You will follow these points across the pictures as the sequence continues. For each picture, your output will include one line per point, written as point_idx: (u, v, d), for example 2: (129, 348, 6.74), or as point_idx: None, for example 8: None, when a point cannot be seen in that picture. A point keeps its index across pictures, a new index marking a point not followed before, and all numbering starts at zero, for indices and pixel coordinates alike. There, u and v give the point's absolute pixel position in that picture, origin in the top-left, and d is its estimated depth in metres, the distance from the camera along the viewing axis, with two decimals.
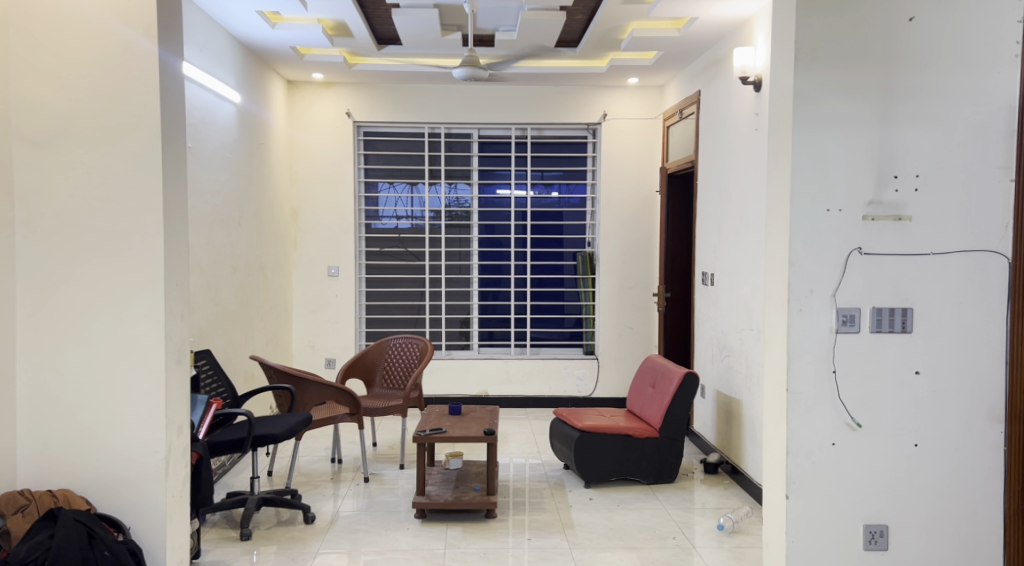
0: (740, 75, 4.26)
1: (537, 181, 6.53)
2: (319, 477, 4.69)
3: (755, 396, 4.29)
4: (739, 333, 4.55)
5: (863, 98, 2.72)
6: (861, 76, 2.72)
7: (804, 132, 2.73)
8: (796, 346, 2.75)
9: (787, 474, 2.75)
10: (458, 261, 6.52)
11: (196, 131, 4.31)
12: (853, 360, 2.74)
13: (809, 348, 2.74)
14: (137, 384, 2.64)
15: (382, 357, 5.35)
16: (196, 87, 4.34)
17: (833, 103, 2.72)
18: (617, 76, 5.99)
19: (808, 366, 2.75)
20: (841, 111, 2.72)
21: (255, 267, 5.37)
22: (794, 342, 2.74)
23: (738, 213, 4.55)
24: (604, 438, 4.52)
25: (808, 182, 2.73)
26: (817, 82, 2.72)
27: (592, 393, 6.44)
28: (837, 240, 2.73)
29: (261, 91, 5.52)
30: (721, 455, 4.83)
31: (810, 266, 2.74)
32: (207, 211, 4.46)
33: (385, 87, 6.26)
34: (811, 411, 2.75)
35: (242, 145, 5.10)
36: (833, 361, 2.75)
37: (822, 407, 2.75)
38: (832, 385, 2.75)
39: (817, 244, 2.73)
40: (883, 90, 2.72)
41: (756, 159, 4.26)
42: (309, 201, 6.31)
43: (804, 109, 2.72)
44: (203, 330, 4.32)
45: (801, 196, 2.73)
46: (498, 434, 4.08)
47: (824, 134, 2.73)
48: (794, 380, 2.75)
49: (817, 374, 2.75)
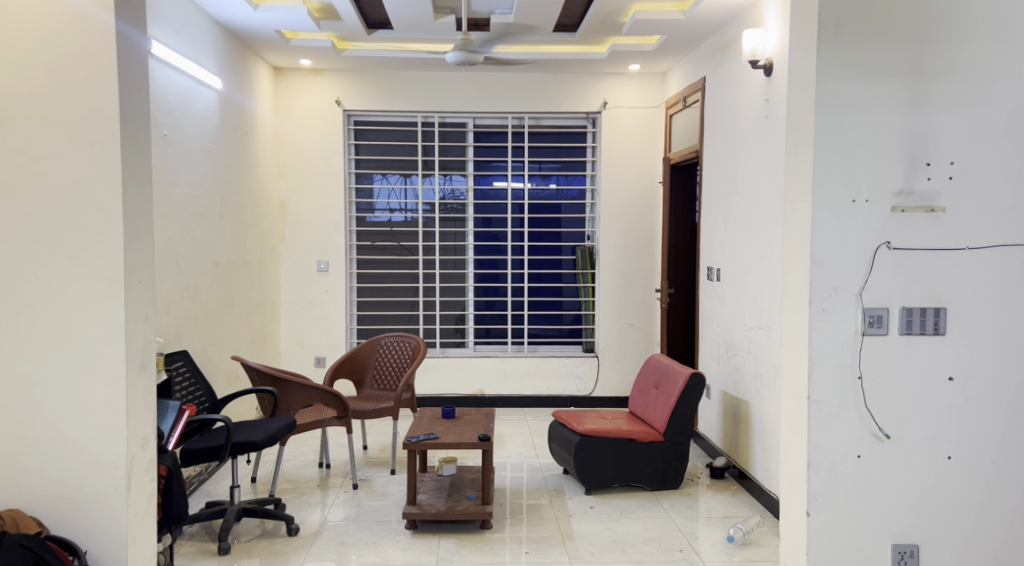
0: (750, 59, 4.02)
1: (535, 172, 6.28)
2: (305, 483, 4.46)
3: (765, 398, 4.06)
4: (747, 330, 4.32)
5: (894, 77, 2.48)
6: (891, 53, 2.48)
7: (828, 115, 2.49)
8: (819, 350, 2.52)
9: (808, 489, 2.53)
10: (453, 255, 6.28)
11: (172, 118, 4.06)
12: (881, 365, 2.51)
13: (832, 352, 2.52)
14: (94, 394, 2.40)
15: (373, 356, 5.11)
16: (172, 71, 4.08)
17: (860, 83, 2.48)
18: (617, 62, 5.74)
19: (831, 371, 2.52)
20: (869, 92, 2.48)
21: (239, 262, 5.12)
22: (817, 345, 2.51)
23: (746, 205, 4.32)
24: (606, 443, 4.29)
25: (832, 170, 2.49)
26: (841, 60, 2.48)
27: (591, 392, 6.21)
28: (863, 234, 2.50)
29: (245, 77, 5.27)
30: (728, 459, 4.61)
31: (835, 262, 2.50)
32: (184, 203, 4.22)
33: (376, 74, 6.01)
34: (835, 420, 2.53)
35: (223, 134, 4.85)
36: (859, 367, 2.51)
37: (846, 416, 2.53)
38: (857, 392, 2.52)
39: (842, 239, 2.50)
40: (915, 68, 2.48)
41: (767, 148, 4.02)
42: (297, 193, 6.06)
43: (827, 91, 2.48)
44: (179, 329, 4.07)
45: (824, 186, 2.50)
46: (494, 440, 3.85)
47: (850, 115, 2.49)
48: (816, 388, 2.52)
49: (840, 380, 2.52)
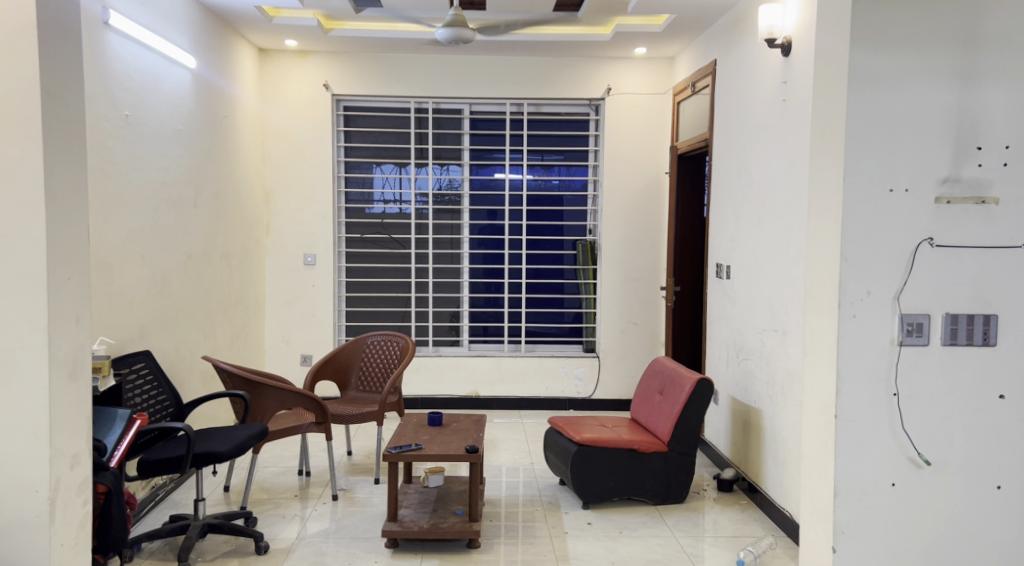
0: (766, 37, 3.65)
1: (535, 162, 5.94)
2: (282, 493, 4.14)
3: (780, 408, 3.73)
4: (759, 333, 4.01)
5: (936, 55, 2.23)
6: (931, 27, 2.22)
7: (863, 95, 2.24)
8: (849, 360, 2.26)
9: (835, 521, 2.27)
10: (449, 249, 5.94)
11: (137, 97, 3.74)
12: (920, 379, 2.25)
13: (864, 362, 2.26)
14: (13, 406, 2.08)
15: (359, 356, 4.79)
16: (136, 47, 3.74)
17: (900, 55, 2.23)
18: (623, 45, 5.40)
19: (863, 385, 2.26)
20: (911, 63, 2.23)
21: (217, 254, 4.80)
22: (847, 354, 2.26)
23: (761, 196, 3.98)
24: (605, 453, 3.97)
25: (864, 159, 2.24)
26: (880, 30, 2.23)
27: (592, 394, 5.89)
28: (902, 230, 2.24)
29: (225, 57, 4.95)
30: (737, 470, 4.28)
31: (869, 261, 2.25)
32: (152, 189, 3.90)
33: (367, 57, 5.68)
34: (865, 442, 2.27)
35: (199, 118, 4.52)
36: (895, 381, 2.25)
37: (879, 437, 2.27)
38: (893, 409, 2.26)
39: (877, 237, 2.24)
40: (965, 35, 2.22)
41: (785, 136, 3.68)
42: (283, 182, 5.72)
43: (862, 66, 2.24)
44: (143, 327, 3.76)
45: (858, 174, 2.24)
46: (482, 452, 3.52)
47: (885, 98, 2.24)
48: (843, 402, 2.26)
49: (873, 396, 2.26)
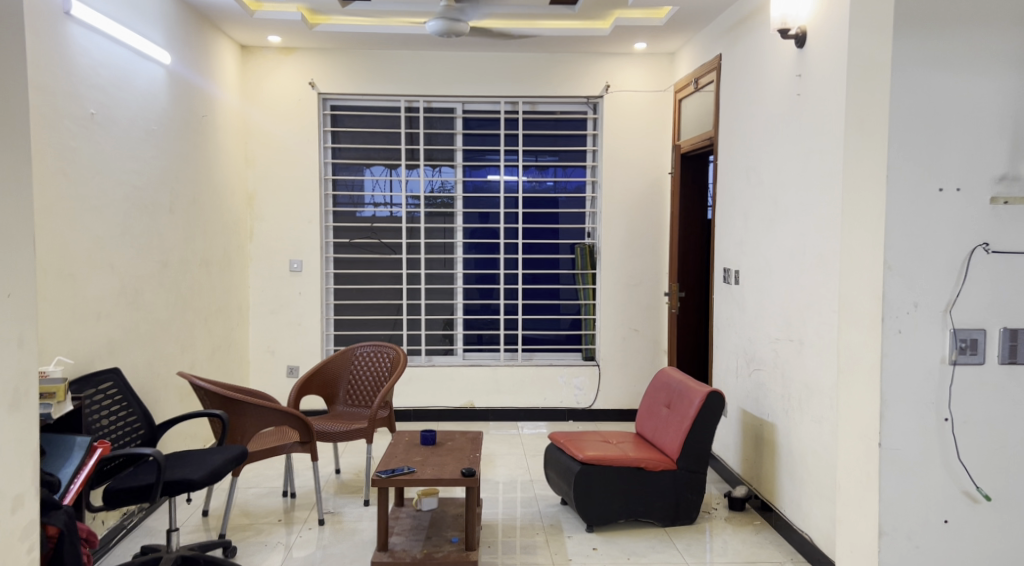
0: (779, 28, 3.39)
1: (530, 163, 5.67)
2: (265, 518, 3.87)
3: (796, 423, 3.49)
4: (772, 343, 3.76)
5: (988, 44, 2.20)
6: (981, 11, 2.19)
7: (908, 91, 2.20)
8: (895, 379, 2.23)
9: (882, 563, 2.27)
10: (441, 254, 5.68)
11: (105, 94, 3.48)
12: (972, 397, 2.24)
13: (914, 378, 2.23)
14: None
15: (347, 368, 4.53)
16: (104, 41, 3.49)
17: (940, 38, 2.20)
18: (622, 40, 5.16)
19: (909, 401, 2.24)
20: (959, 48, 2.20)
21: (196, 262, 4.53)
22: (895, 371, 2.22)
23: (773, 197, 3.74)
24: (610, 473, 3.71)
25: (914, 166, 2.20)
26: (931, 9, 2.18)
27: (592, 404, 5.64)
28: (955, 236, 2.21)
29: (204, 54, 4.69)
30: (749, 488, 4.04)
31: (919, 272, 2.21)
32: (122, 193, 3.64)
33: (354, 53, 5.42)
34: (916, 474, 2.25)
35: (174, 117, 4.25)
36: (947, 400, 2.24)
37: (931, 462, 2.26)
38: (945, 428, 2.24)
39: (930, 248, 2.21)
40: (1021, 17, 2.19)
41: (798, 132, 3.44)
42: (267, 185, 5.45)
43: (922, 43, 2.19)
44: (111, 342, 3.50)
45: (905, 185, 2.21)
46: (478, 475, 3.24)
47: (926, 103, 2.19)
48: (892, 419, 2.23)
49: (923, 411, 2.24)
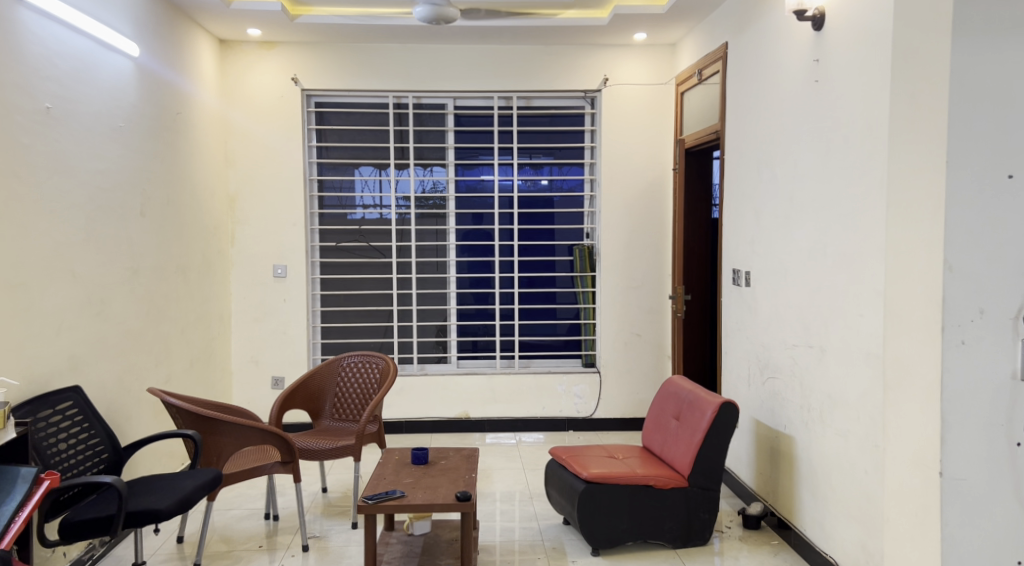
0: (795, 9, 3.13)
1: (524, 162, 5.40)
2: (244, 544, 3.58)
3: (818, 436, 3.22)
4: (789, 350, 3.50)
5: None
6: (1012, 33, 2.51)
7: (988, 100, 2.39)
8: (956, 388, 2.47)
9: None
10: (434, 257, 5.40)
11: (61, 85, 3.19)
12: None
13: (983, 389, 2.45)
14: None
15: (333, 380, 4.24)
16: (60, 28, 3.20)
17: None
18: (621, 31, 4.89)
19: (988, 404, 2.45)
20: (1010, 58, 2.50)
21: (171, 268, 4.24)
22: (955, 381, 2.47)
23: (788, 192, 3.48)
24: (617, 491, 3.44)
25: (980, 190, 2.42)
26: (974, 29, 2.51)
27: (593, 413, 5.37)
28: None
29: (178, 47, 4.40)
30: (765, 504, 3.77)
31: (992, 281, 2.43)
32: (85, 195, 3.35)
33: (339, 47, 5.14)
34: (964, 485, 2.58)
35: (145, 114, 3.96)
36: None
37: (1002, 475, 2.46)
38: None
39: (995, 261, 2.43)
40: None
41: (816, 122, 3.19)
42: (249, 186, 5.16)
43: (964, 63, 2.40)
44: (74, 358, 3.21)
45: (976, 211, 2.42)
46: (474, 500, 2.96)
47: (968, 133, 2.42)
48: (951, 430, 2.48)
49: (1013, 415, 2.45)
